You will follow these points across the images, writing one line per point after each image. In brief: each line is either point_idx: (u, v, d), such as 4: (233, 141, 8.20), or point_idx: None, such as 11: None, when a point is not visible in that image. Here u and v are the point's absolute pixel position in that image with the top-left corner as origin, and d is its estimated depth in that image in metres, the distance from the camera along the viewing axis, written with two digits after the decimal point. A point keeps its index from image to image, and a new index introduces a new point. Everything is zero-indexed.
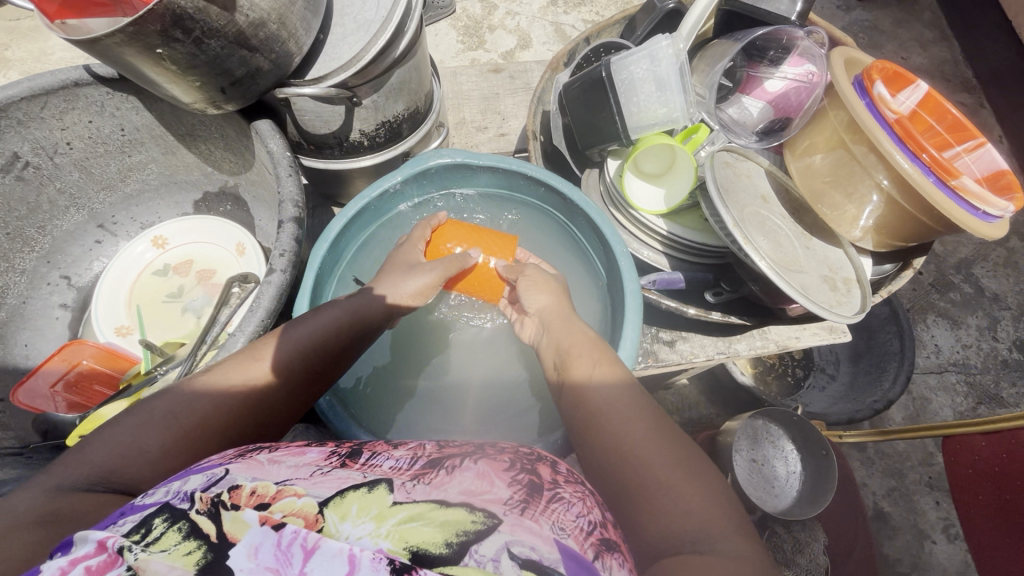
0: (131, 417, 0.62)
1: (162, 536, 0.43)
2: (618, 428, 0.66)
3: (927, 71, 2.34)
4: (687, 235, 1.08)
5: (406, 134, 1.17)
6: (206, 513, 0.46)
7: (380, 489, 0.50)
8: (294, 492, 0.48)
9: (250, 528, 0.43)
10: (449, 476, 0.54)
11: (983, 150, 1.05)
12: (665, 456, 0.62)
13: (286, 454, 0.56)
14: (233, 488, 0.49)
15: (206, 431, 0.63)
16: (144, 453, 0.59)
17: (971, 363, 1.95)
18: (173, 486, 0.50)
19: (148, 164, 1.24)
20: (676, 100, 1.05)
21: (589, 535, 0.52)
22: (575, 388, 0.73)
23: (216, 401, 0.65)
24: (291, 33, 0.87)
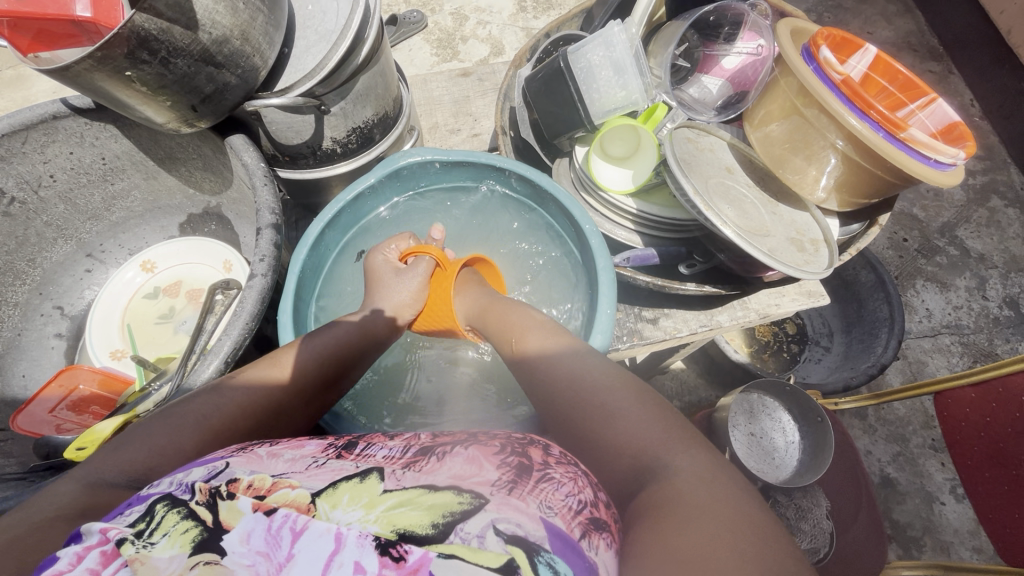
0: (163, 419, 0.63)
1: (162, 522, 0.44)
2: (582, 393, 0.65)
3: (895, 44, 2.39)
4: (656, 212, 1.11)
5: (378, 139, 1.20)
6: (205, 503, 0.46)
7: (371, 479, 0.50)
8: (288, 484, 0.49)
9: (243, 516, 0.45)
10: (439, 462, 0.53)
11: (936, 106, 1.07)
12: (616, 400, 0.63)
13: (286, 447, 0.57)
14: (231, 480, 0.49)
15: (234, 431, 0.66)
16: (178, 453, 0.60)
17: (963, 323, 1.97)
18: (177, 477, 0.50)
19: (131, 191, 1.27)
20: (634, 82, 1.09)
21: (578, 514, 0.50)
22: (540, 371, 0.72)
23: (243, 403, 0.68)
24: (255, 48, 0.90)
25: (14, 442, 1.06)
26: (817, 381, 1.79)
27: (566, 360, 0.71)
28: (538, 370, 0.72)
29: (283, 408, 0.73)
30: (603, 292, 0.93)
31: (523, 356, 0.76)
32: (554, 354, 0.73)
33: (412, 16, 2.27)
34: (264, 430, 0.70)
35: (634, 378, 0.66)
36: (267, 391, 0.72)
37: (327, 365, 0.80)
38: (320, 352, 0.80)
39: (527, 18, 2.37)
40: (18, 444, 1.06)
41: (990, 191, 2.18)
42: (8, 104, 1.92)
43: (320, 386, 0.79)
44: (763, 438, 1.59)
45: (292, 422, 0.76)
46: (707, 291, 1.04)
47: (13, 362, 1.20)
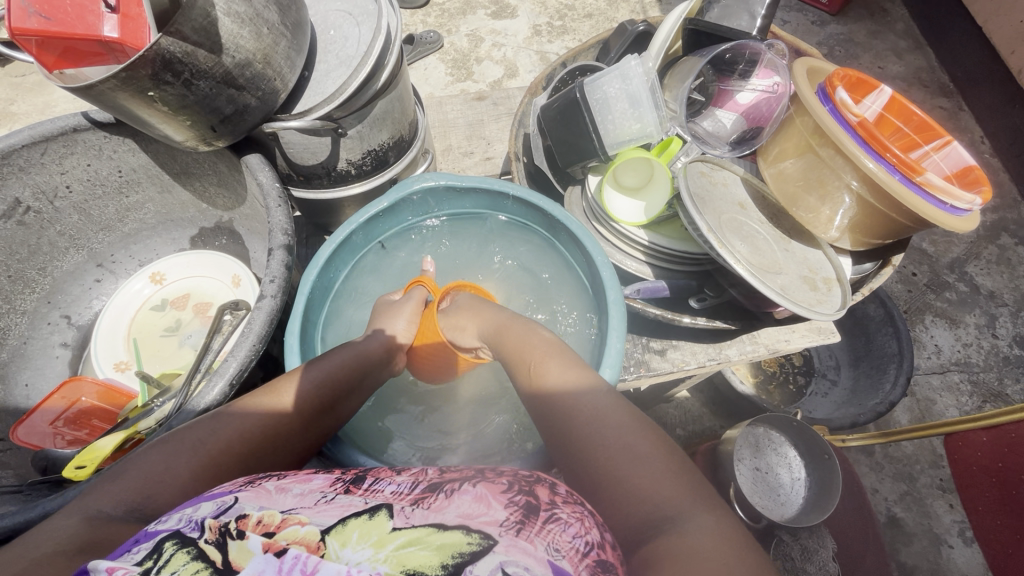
0: (162, 446, 0.64)
1: (171, 561, 0.45)
2: (590, 430, 0.64)
3: (905, 79, 2.41)
4: (668, 244, 1.10)
5: (392, 162, 1.21)
6: (213, 542, 0.46)
7: (380, 515, 0.50)
8: (297, 521, 0.48)
9: (252, 556, 0.44)
10: (448, 500, 0.52)
11: (950, 148, 1.07)
12: (624, 440, 0.61)
13: (294, 481, 0.56)
14: (241, 516, 0.49)
15: (230, 458, 0.66)
16: (174, 480, 0.62)
17: (973, 361, 1.94)
18: (186, 512, 0.51)
19: (145, 204, 1.28)
20: (649, 116, 1.09)
21: (585, 557, 0.47)
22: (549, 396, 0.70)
23: (240, 427, 0.69)
24: (276, 71, 0.91)
25: (12, 453, 1.05)
26: (824, 416, 1.76)
27: (581, 389, 0.69)
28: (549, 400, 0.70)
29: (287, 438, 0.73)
30: (611, 326, 0.92)
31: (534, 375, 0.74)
32: (567, 377, 0.71)
33: (429, 37, 2.31)
34: (264, 457, 0.70)
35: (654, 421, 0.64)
36: (267, 419, 0.72)
37: (323, 390, 0.79)
38: (318, 375, 0.80)
39: (541, 41, 2.41)
40: (16, 456, 1.05)
41: (1001, 229, 2.17)
42: (29, 109, 1.95)
43: (318, 410, 0.78)
44: (768, 474, 1.57)
45: (293, 450, 0.75)
46: (717, 326, 1.03)
47: (16, 370, 1.20)
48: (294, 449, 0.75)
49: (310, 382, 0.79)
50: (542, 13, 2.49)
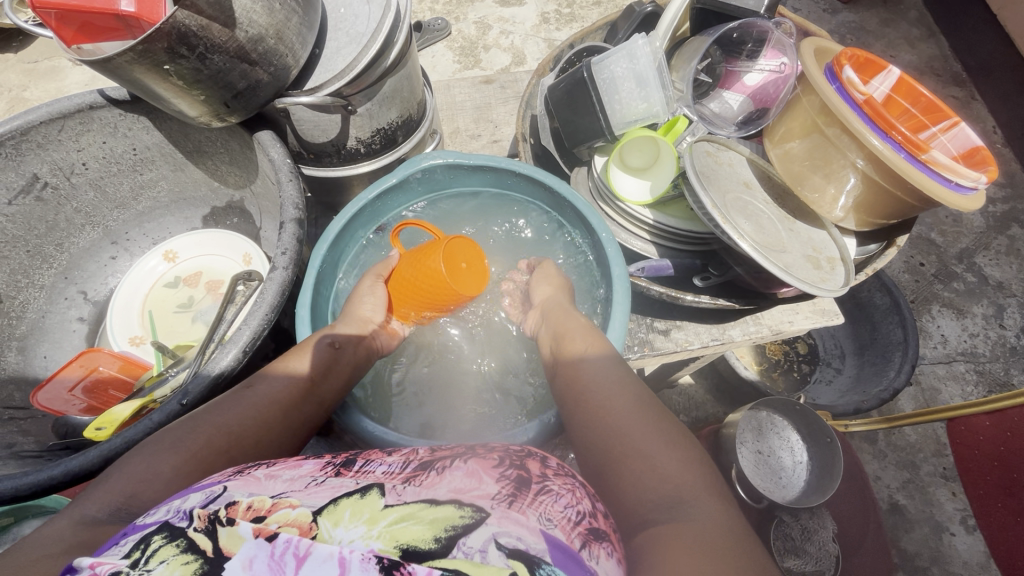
0: (141, 450, 0.67)
1: (160, 551, 0.46)
2: (614, 412, 0.70)
3: (916, 68, 2.39)
4: (674, 224, 1.11)
5: (401, 141, 1.22)
6: (203, 530, 0.48)
7: (372, 494, 0.51)
8: (289, 504, 0.50)
9: (244, 542, 0.45)
10: (439, 477, 0.55)
11: (958, 129, 1.08)
12: (644, 426, 0.67)
13: (283, 468, 0.58)
14: (230, 504, 0.51)
15: (212, 452, 0.69)
16: (157, 477, 0.64)
17: (979, 351, 1.94)
18: (173, 504, 0.52)
19: (158, 182, 1.30)
20: (655, 95, 1.10)
21: (577, 525, 0.51)
22: (582, 374, 0.78)
23: (218, 423, 0.72)
24: (288, 48, 0.93)
25: (32, 421, 1.09)
26: (828, 403, 1.76)
27: (613, 378, 0.75)
28: (580, 377, 0.78)
29: (273, 427, 0.76)
30: (616, 301, 0.94)
31: (575, 370, 0.80)
32: (606, 367, 0.77)
33: (437, 24, 2.32)
34: (247, 447, 0.72)
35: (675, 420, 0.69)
36: (249, 412, 0.75)
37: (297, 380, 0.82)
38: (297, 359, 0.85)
39: (549, 29, 2.41)
40: (35, 424, 1.09)
41: (1011, 220, 2.15)
42: (42, 95, 1.98)
43: (299, 397, 0.81)
44: (770, 457, 1.58)
45: (287, 439, 0.78)
46: (721, 304, 1.04)
47: (36, 343, 1.23)
48: (285, 437, 0.78)
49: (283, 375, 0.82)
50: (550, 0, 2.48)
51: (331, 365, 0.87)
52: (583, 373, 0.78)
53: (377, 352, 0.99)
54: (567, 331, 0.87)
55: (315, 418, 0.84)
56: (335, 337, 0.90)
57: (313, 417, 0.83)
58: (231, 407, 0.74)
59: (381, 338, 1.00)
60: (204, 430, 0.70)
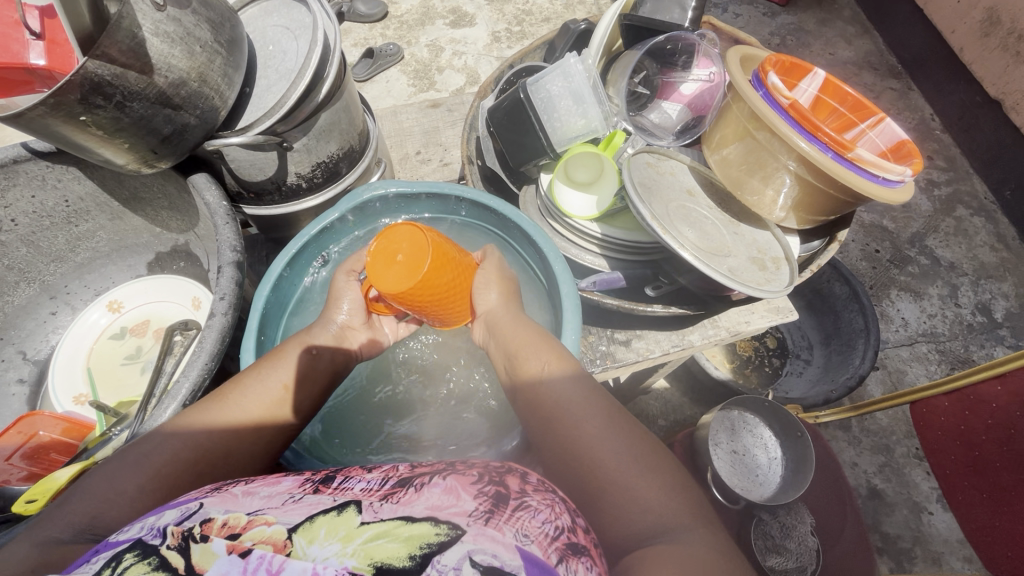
0: (106, 471, 0.66)
1: (129, 569, 0.43)
2: (582, 436, 0.67)
3: (855, 64, 2.49)
4: (622, 235, 1.12)
5: (345, 172, 1.21)
6: (176, 548, 0.45)
7: (349, 511, 0.49)
8: (264, 521, 0.48)
9: (216, 558, 0.43)
10: (417, 493, 0.52)
11: (884, 125, 1.12)
12: (619, 448, 0.65)
13: (261, 485, 0.56)
14: (205, 521, 0.48)
15: (175, 470, 0.67)
16: (120, 496, 0.63)
17: (939, 331, 2.00)
18: (148, 521, 0.50)
19: (96, 232, 1.26)
20: (593, 111, 1.11)
21: (554, 540, 0.49)
22: (548, 396, 0.73)
23: (181, 438, 0.69)
24: (214, 89, 0.91)
25: None
26: (800, 395, 1.79)
27: (578, 399, 0.71)
28: (541, 400, 0.73)
29: (241, 432, 0.73)
30: (566, 318, 0.94)
31: (537, 393, 0.74)
32: (568, 387, 0.73)
33: (389, 49, 2.32)
34: (215, 460, 0.70)
35: (648, 437, 0.68)
36: (213, 425, 0.72)
37: (265, 385, 0.77)
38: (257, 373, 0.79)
39: (501, 47, 2.44)
40: None
41: (956, 202, 2.24)
42: None
43: (267, 407, 0.76)
44: (746, 456, 1.57)
45: (255, 450, 0.74)
46: (674, 312, 1.04)
47: None
48: (253, 448, 0.74)
49: (255, 383, 0.77)
50: (499, 20, 2.52)
51: (305, 372, 0.80)
52: (552, 404, 0.72)
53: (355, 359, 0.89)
54: (522, 347, 0.79)
55: (289, 427, 0.79)
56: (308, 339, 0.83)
57: (290, 425, 0.79)
58: (197, 420, 0.72)
59: (360, 341, 0.90)
60: (176, 442, 0.69)
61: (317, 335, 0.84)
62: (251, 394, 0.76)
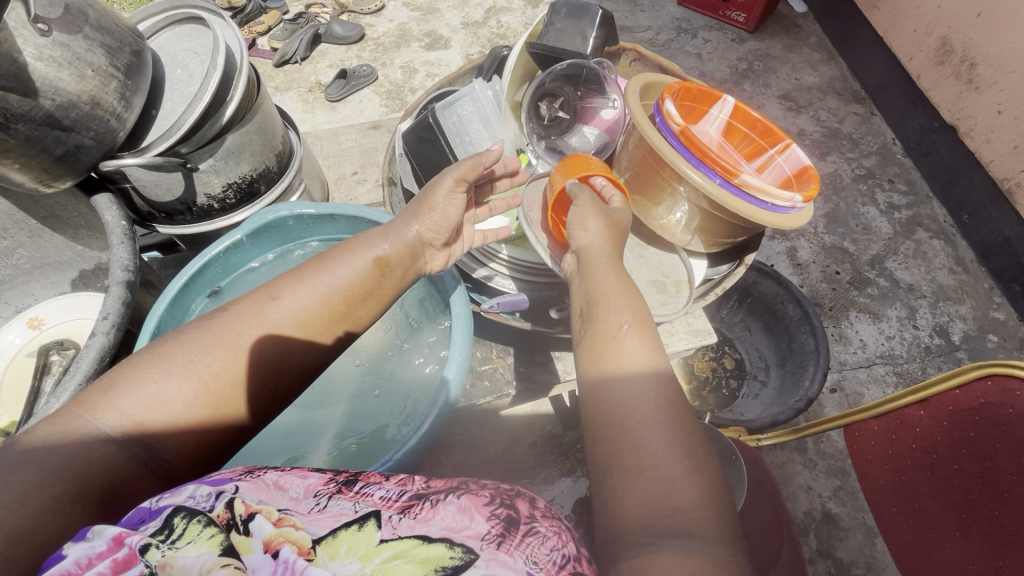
0: (158, 362, 0.64)
1: (184, 532, 0.47)
2: (638, 427, 0.59)
3: (820, 89, 2.55)
4: (526, 257, 1.13)
5: (263, 192, 1.22)
6: (222, 526, 0.49)
7: (369, 526, 0.50)
8: (292, 524, 0.50)
9: (253, 552, 0.47)
10: (433, 510, 0.53)
11: (791, 151, 1.14)
12: (674, 450, 0.57)
13: (291, 477, 0.57)
14: (244, 505, 0.51)
15: (225, 383, 0.67)
16: (172, 404, 0.63)
17: (897, 354, 1.93)
18: (190, 490, 0.52)
19: (17, 249, 1.25)
20: (501, 135, 1.17)
21: (562, 568, 0.50)
22: (615, 372, 0.64)
23: (236, 347, 0.69)
24: (110, 111, 0.93)
25: None
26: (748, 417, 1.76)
27: (645, 391, 0.62)
28: (609, 379, 0.64)
29: (287, 355, 0.73)
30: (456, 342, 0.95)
31: (609, 349, 0.66)
32: (642, 374, 0.63)
33: (362, 70, 2.36)
34: (266, 378, 0.71)
35: (709, 453, 0.59)
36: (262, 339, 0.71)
37: (326, 300, 0.77)
38: (318, 289, 0.77)
39: None
40: None
41: (916, 225, 2.21)
42: None
43: (323, 323, 0.76)
44: None
45: (298, 371, 0.75)
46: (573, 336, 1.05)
47: None
48: (296, 371, 0.75)
49: (314, 295, 0.76)
50: (473, 43, 2.58)
51: (371, 288, 0.82)
52: (617, 381, 0.63)
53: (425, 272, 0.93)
54: (602, 300, 0.71)
55: (339, 345, 0.81)
56: (390, 251, 0.84)
57: (339, 345, 0.80)
58: (245, 325, 0.71)
59: (437, 258, 0.94)
60: (242, 352, 0.69)
61: (390, 245, 0.84)
62: (301, 299, 0.75)
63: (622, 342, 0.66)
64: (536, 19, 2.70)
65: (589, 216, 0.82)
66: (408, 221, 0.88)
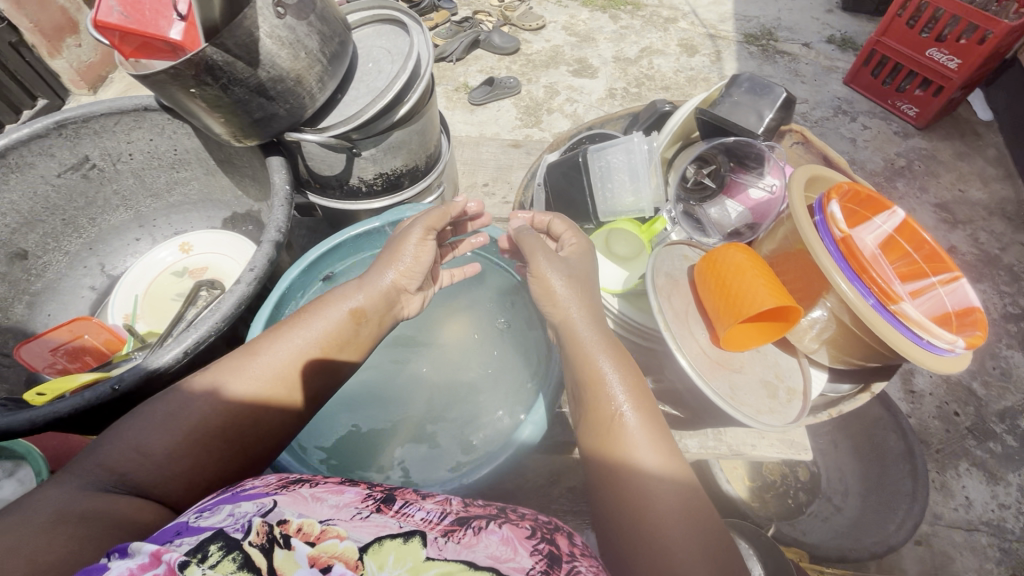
0: (135, 418, 0.69)
1: (220, 563, 0.48)
2: (657, 529, 0.63)
3: (987, 207, 2.26)
4: (638, 318, 1.08)
5: (405, 187, 1.29)
6: (258, 546, 0.51)
7: (414, 542, 0.55)
8: (335, 534, 0.54)
9: (298, 567, 0.50)
10: (476, 537, 0.57)
11: (959, 285, 1.02)
12: (695, 551, 0.61)
13: (327, 491, 0.61)
14: (283, 521, 0.54)
15: (206, 430, 0.70)
16: (150, 458, 0.66)
17: (1009, 525, 1.61)
18: (229, 512, 0.55)
19: (191, 181, 1.43)
20: (644, 192, 1.13)
21: None
22: (631, 479, 0.68)
23: (216, 404, 0.72)
24: (307, 90, 1.03)
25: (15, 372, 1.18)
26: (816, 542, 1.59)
27: (664, 494, 0.66)
28: (622, 481, 0.69)
29: (274, 400, 0.76)
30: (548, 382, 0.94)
31: (622, 465, 0.70)
32: (658, 479, 0.68)
33: (508, 82, 2.44)
34: (245, 427, 0.73)
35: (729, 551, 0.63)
36: (244, 388, 0.74)
37: (303, 353, 0.79)
38: (282, 340, 0.79)
39: (613, 104, 2.48)
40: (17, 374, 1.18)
41: None
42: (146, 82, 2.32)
43: (303, 374, 0.79)
44: None
45: (287, 419, 0.78)
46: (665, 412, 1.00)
47: (45, 300, 1.34)
48: (285, 416, 0.78)
49: (286, 347, 0.79)
50: (620, 78, 2.59)
51: (349, 337, 0.84)
52: (633, 482, 0.68)
53: (400, 318, 0.93)
54: (607, 418, 0.74)
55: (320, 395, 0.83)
56: (358, 304, 0.85)
57: (323, 393, 0.83)
58: (210, 373, 0.74)
59: (410, 304, 0.94)
60: (223, 402, 0.72)
61: (366, 296, 0.85)
62: (278, 352, 0.78)
63: (632, 451, 0.70)
64: (690, 68, 2.68)
65: (553, 288, 0.85)
66: (382, 269, 0.87)
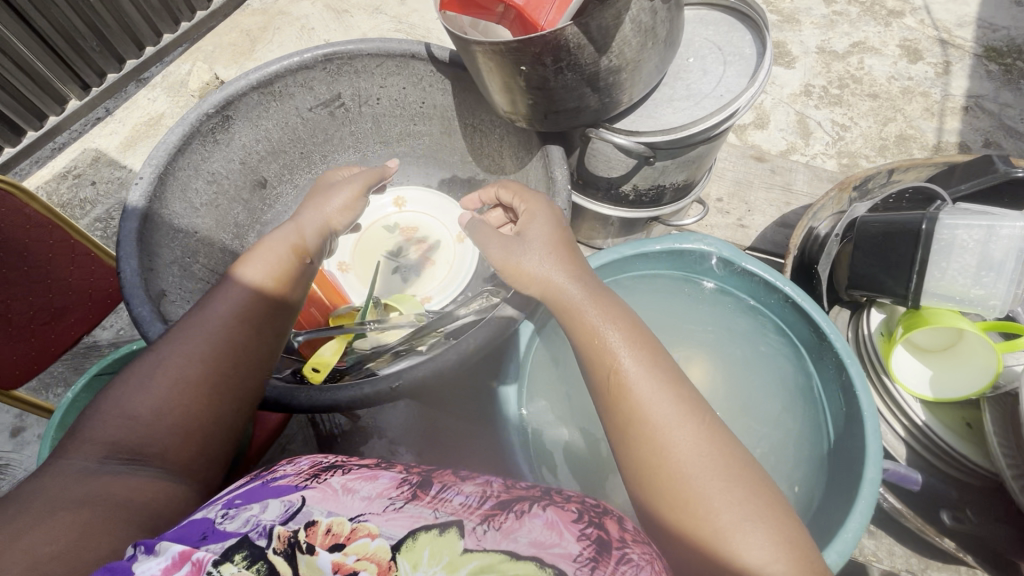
0: (120, 386, 0.67)
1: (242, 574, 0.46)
2: None
3: None
4: (944, 435, 1.00)
5: (666, 203, 1.13)
6: (281, 554, 0.49)
7: (450, 533, 0.51)
8: (367, 532, 0.51)
9: (323, 575, 0.47)
10: (519, 521, 0.52)
11: None
12: None
13: (359, 480, 0.58)
14: (310, 523, 0.51)
15: (182, 380, 0.67)
16: (139, 420, 0.64)
17: None
18: (252, 514, 0.52)
19: (423, 136, 1.34)
20: (1001, 288, 0.93)
21: None
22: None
23: (179, 350, 0.69)
24: (632, 85, 0.88)
25: None
26: None
27: None
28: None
29: (234, 339, 0.72)
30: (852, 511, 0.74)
31: (721, 556, 0.53)
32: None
33: None
34: (229, 372, 0.70)
35: None
36: (220, 331, 0.72)
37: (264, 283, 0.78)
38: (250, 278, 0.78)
39: (807, 103, 1.83)
40: None
41: None
42: None
43: (258, 314, 0.75)
44: None
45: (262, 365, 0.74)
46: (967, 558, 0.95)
47: (270, 233, 1.28)
48: (259, 355, 0.74)
49: (246, 286, 0.77)
50: (821, 73, 1.88)
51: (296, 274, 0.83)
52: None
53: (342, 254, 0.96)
54: (683, 481, 0.57)
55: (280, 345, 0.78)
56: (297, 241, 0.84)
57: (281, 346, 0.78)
58: (212, 320, 0.72)
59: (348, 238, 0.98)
60: (178, 348, 0.69)
61: (306, 234, 0.86)
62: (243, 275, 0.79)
63: (727, 534, 0.54)
64: (905, 77, 1.87)
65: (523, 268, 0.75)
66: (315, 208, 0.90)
